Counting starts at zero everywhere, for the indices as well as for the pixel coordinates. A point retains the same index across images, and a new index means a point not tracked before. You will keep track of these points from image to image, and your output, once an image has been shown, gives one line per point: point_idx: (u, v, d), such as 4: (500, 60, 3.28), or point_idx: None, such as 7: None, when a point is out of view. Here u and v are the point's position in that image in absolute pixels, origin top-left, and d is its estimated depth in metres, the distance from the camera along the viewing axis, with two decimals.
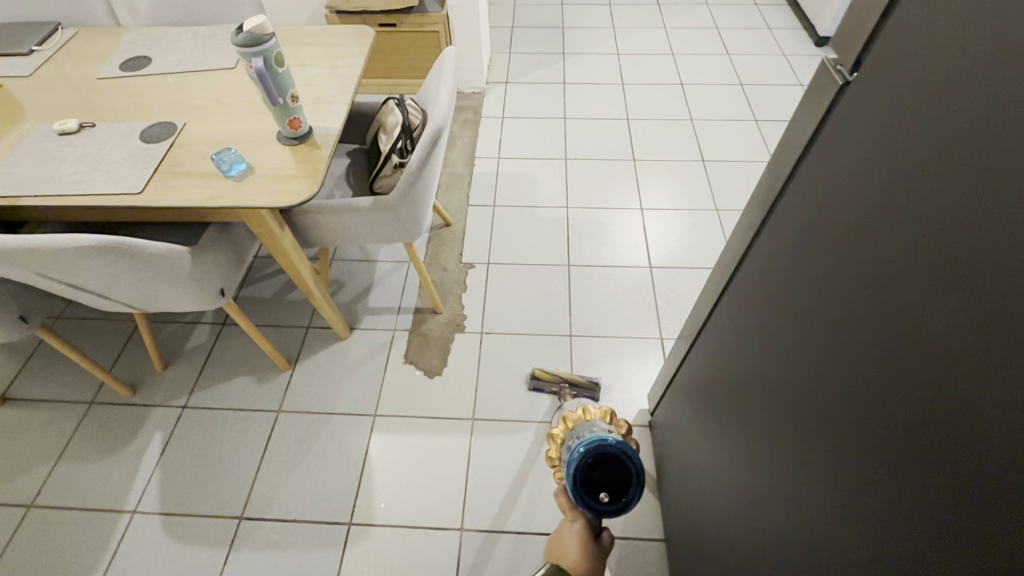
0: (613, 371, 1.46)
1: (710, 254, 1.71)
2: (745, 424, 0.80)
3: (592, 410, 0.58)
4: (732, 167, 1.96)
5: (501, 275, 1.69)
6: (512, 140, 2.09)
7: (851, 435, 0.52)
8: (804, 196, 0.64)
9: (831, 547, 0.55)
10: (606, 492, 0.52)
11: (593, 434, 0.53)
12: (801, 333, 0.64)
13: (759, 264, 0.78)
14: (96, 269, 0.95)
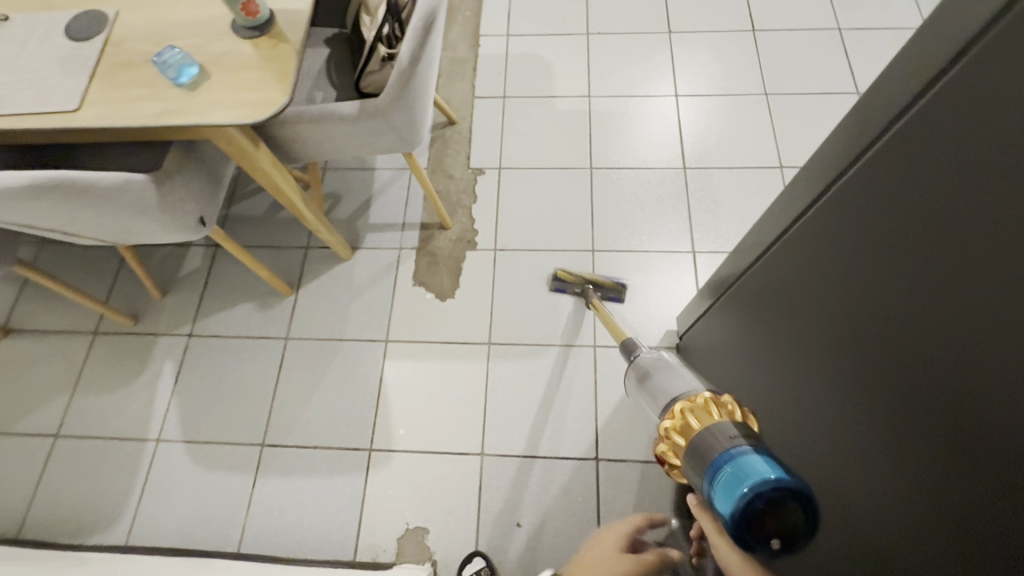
0: (638, 289, 1.35)
1: (753, 150, 1.49)
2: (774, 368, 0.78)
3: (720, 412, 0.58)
4: (787, 37, 1.64)
5: (514, 182, 1.50)
6: (523, 11, 1.75)
7: (970, 460, 0.42)
8: (921, 125, 0.46)
9: (865, 510, 0.57)
10: (777, 537, 0.48)
11: (754, 469, 0.50)
12: (847, 299, 0.58)
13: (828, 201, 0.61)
14: (51, 209, 0.83)
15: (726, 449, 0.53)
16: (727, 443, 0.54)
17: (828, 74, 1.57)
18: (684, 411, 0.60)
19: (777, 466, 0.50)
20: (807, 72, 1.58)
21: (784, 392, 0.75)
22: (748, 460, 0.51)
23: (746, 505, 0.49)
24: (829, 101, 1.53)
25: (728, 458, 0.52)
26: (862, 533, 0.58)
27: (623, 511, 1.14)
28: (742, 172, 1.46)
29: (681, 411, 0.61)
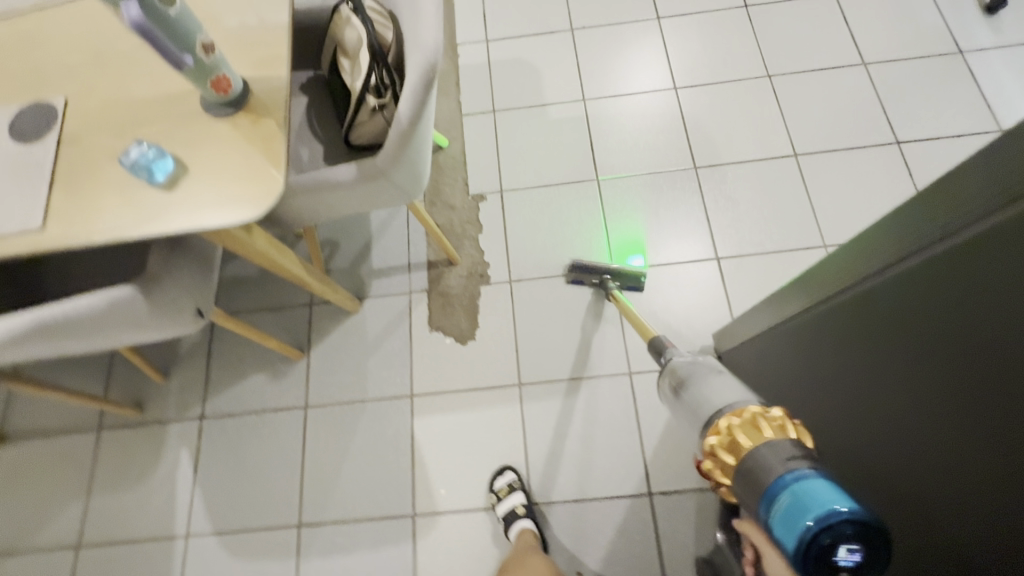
0: (666, 304, 1.29)
1: (764, 139, 1.41)
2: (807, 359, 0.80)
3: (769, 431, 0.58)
4: (782, 10, 1.55)
5: (519, 205, 1.42)
6: (499, 12, 1.63)
7: None
8: None
9: (890, 502, 0.62)
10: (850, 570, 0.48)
11: (816, 500, 0.49)
12: (925, 339, 0.55)
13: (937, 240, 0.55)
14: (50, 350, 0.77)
15: (784, 474, 0.53)
16: (782, 467, 0.54)
17: (830, 46, 1.49)
18: (730, 431, 0.61)
19: (840, 492, 0.49)
20: (807, 47, 1.50)
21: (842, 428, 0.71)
22: (809, 487, 0.50)
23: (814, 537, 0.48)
24: (834, 76, 1.46)
25: (788, 487, 0.51)
26: None
27: (683, 544, 1.11)
28: (755, 165, 1.39)
29: (727, 431, 0.62)
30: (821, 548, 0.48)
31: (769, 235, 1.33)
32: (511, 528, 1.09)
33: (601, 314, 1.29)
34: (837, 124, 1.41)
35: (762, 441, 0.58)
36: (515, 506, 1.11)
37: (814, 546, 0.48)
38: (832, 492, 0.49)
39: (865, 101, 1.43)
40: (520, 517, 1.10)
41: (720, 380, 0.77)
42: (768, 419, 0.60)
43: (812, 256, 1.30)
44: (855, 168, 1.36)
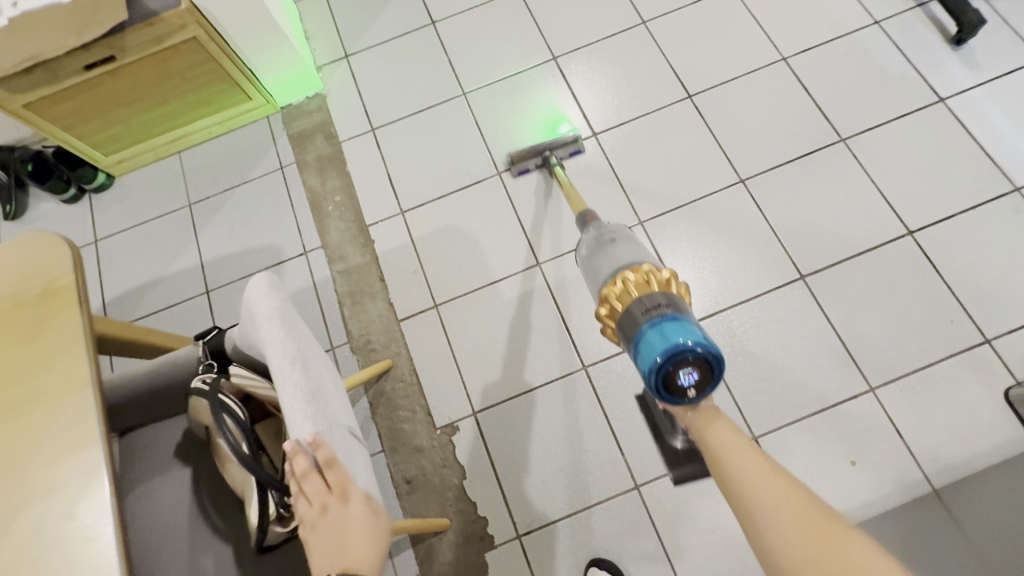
0: (715, 516, 1.04)
1: (760, 263, 1.18)
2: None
3: (655, 275, 0.61)
4: (732, 91, 1.32)
5: (502, 424, 1.14)
6: (408, 172, 1.35)
7: None
8: None
9: None
10: (692, 386, 0.55)
11: (668, 340, 0.55)
12: None
13: None
14: None
15: (652, 317, 0.57)
16: (653, 313, 0.58)
17: (798, 126, 1.27)
18: (626, 279, 0.62)
19: (704, 334, 0.56)
20: (774, 131, 1.27)
21: None
22: (677, 326, 0.56)
23: (674, 358, 0.54)
24: (814, 163, 1.24)
25: (656, 324, 0.57)
26: None
27: None
28: (760, 301, 1.16)
29: (624, 274, 0.62)
30: (666, 375, 0.55)
31: (804, 390, 1.10)
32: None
33: (641, 551, 1.04)
34: (838, 224, 1.19)
35: (648, 291, 0.60)
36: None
37: (661, 373, 0.55)
38: (696, 333, 0.55)
39: (860, 186, 1.21)
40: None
41: (620, 245, 0.72)
42: (661, 272, 0.62)
43: (862, 405, 1.07)
44: (875, 275, 1.15)
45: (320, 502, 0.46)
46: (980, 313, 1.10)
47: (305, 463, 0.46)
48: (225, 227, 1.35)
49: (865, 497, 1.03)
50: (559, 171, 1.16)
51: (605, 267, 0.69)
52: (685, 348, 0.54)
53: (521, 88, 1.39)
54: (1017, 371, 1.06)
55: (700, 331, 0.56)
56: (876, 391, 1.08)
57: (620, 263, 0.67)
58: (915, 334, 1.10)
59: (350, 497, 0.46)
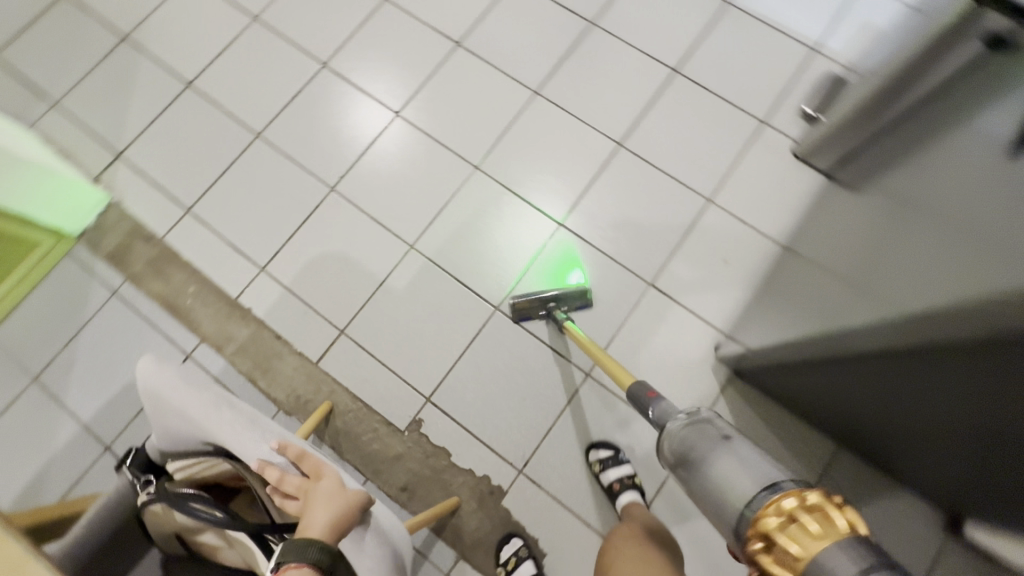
0: (653, 359, 1.21)
1: (584, 150, 1.33)
2: (785, 418, 1.16)
3: (808, 518, 0.46)
4: (490, 23, 1.43)
5: (457, 393, 1.20)
6: (247, 231, 1.31)
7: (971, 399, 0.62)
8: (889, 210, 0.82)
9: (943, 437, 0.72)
10: None
11: None
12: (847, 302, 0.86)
13: (853, 241, 0.91)
14: None
15: None
16: None
17: (554, 28, 1.42)
18: (775, 526, 0.47)
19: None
20: (540, 41, 1.41)
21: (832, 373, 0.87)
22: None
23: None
24: (582, 53, 1.40)
25: None
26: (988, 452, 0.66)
27: None
28: (600, 180, 1.31)
29: (777, 517, 0.48)
30: None
31: (666, 229, 1.28)
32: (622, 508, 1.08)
33: (618, 420, 1.18)
34: (624, 91, 1.37)
35: (815, 544, 0.44)
36: (615, 481, 1.10)
37: None
38: None
39: (623, 54, 1.39)
40: (621, 490, 1.09)
41: (732, 457, 0.58)
42: (813, 506, 0.47)
43: (710, 216, 1.28)
44: (669, 115, 1.35)
45: (299, 488, 0.55)
46: (749, 105, 1.34)
47: (276, 470, 0.55)
48: (88, 379, 1.24)
49: (746, 280, 1.24)
50: (574, 329, 1.11)
51: (724, 503, 0.55)
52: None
53: (310, 106, 1.40)
54: (793, 133, 1.32)
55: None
56: (714, 200, 1.29)
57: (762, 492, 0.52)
58: (718, 144, 1.32)
59: (324, 473, 0.57)
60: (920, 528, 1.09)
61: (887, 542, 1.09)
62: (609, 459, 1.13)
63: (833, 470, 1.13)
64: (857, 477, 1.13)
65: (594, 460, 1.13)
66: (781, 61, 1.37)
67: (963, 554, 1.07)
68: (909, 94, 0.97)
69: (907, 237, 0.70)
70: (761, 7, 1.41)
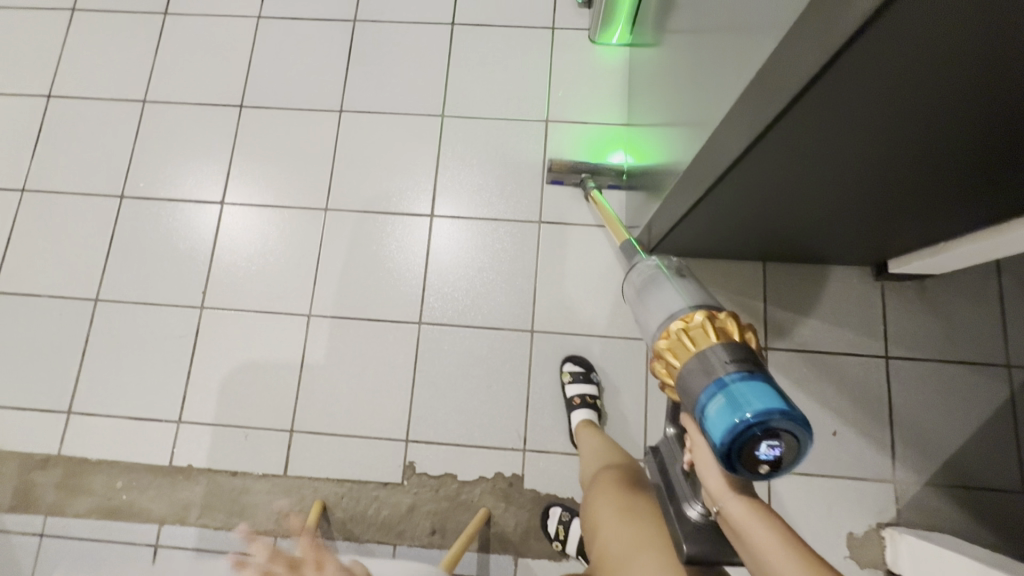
0: (579, 284, 1.22)
1: (415, 138, 1.31)
2: (722, 262, 1.21)
3: (713, 325, 0.51)
4: (260, 72, 1.36)
5: (429, 419, 1.17)
6: (142, 395, 1.20)
7: (947, 112, 0.55)
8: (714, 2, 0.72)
9: (929, 159, 0.67)
10: (766, 463, 0.47)
11: (751, 400, 0.45)
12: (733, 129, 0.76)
13: (694, 58, 0.82)
14: None
15: (729, 373, 0.47)
16: (721, 367, 0.48)
17: (323, 44, 1.37)
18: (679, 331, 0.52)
19: (780, 394, 0.46)
20: (316, 63, 1.36)
21: (783, 185, 0.80)
22: (745, 390, 0.46)
23: (739, 437, 0.45)
24: (361, 52, 1.36)
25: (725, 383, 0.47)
26: (982, 142, 0.61)
27: (816, 327, 1.17)
28: (444, 156, 1.30)
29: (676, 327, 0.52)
30: (750, 442, 0.45)
31: (526, 166, 1.28)
32: (574, 423, 1.12)
33: (580, 353, 1.19)
34: (418, 66, 1.35)
35: (703, 345, 0.50)
36: (577, 396, 1.13)
37: (749, 441, 0.45)
38: (773, 401, 0.45)
39: (399, 32, 1.36)
40: (579, 406, 1.12)
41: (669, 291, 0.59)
42: (719, 319, 0.52)
43: (556, 135, 1.30)
44: (471, 66, 1.34)
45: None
46: (534, 19, 1.36)
47: None
48: None
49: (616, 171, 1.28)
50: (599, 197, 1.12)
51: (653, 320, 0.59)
52: (746, 425, 0.45)
53: (132, 243, 1.28)
54: (583, 24, 1.35)
55: (778, 396, 0.46)
56: (551, 119, 1.31)
57: (672, 313, 0.55)
58: (526, 69, 1.34)
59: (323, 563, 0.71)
60: (864, 290, 1.18)
61: (850, 313, 1.17)
62: (579, 374, 1.16)
63: (774, 283, 1.19)
64: (798, 278, 1.19)
65: (562, 372, 1.17)
66: None
67: (901, 289, 1.17)
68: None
69: (721, 30, 0.67)
70: None
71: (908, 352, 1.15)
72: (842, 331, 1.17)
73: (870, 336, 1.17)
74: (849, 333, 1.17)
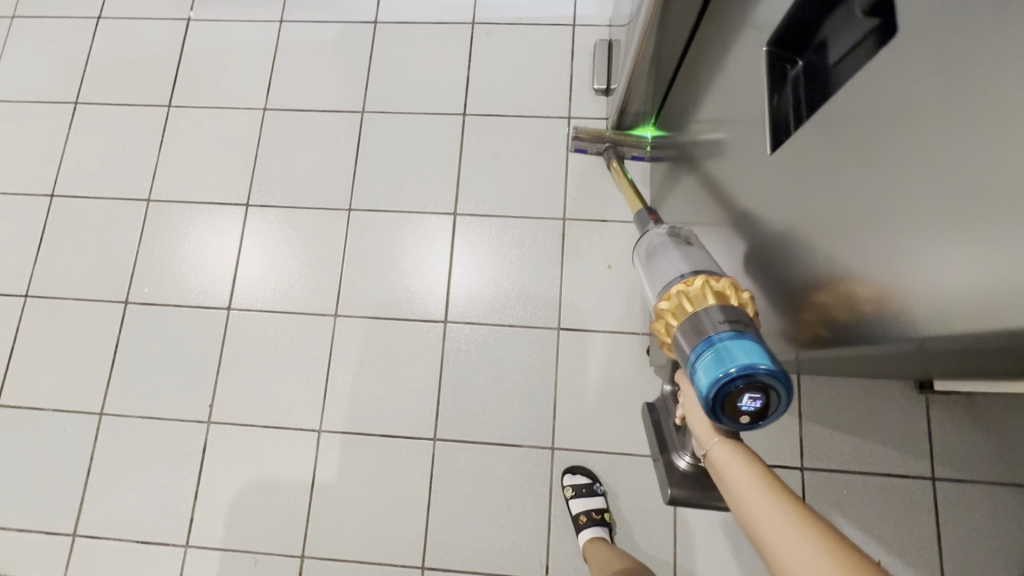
0: (601, 395, 1.16)
1: (426, 238, 1.26)
2: None
3: (713, 288, 0.55)
4: (267, 169, 1.32)
5: (445, 544, 1.12)
6: (148, 517, 1.16)
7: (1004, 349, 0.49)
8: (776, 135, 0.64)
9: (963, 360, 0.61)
10: (747, 413, 0.50)
11: (737, 353, 0.49)
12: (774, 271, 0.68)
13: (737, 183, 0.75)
14: None
15: (720, 329, 0.52)
16: (714, 326, 0.52)
17: (330, 137, 1.32)
18: (677, 292, 0.57)
19: (767, 352, 0.50)
20: (323, 158, 1.31)
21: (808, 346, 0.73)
22: (734, 345, 0.50)
23: (724, 389, 0.49)
24: (369, 146, 1.31)
25: (716, 339, 0.51)
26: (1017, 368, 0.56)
27: (855, 445, 1.11)
28: (458, 257, 1.25)
29: (676, 291, 0.57)
30: (732, 391, 0.49)
31: (543, 267, 1.23)
32: (581, 541, 1.06)
33: (603, 472, 1.13)
34: (428, 159, 1.30)
35: (702, 307, 0.54)
36: (583, 514, 1.07)
37: (729, 390, 0.49)
38: (760, 357, 0.49)
39: (408, 124, 1.31)
40: (586, 525, 1.06)
41: (675, 258, 0.65)
42: (718, 281, 0.56)
43: (573, 232, 1.24)
44: (483, 159, 1.29)
45: None
46: (548, 108, 1.30)
47: None
48: None
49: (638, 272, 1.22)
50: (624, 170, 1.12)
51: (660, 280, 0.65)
52: (730, 379, 0.48)
53: (137, 353, 1.24)
54: (599, 112, 1.29)
55: (764, 351, 0.50)
56: (569, 216, 1.25)
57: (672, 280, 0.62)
58: (541, 162, 1.28)
59: None
60: (905, 403, 1.11)
61: (891, 429, 1.10)
62: (584, 488, 1.10)
63: (808, 395, 1.13)
64: (833, 390, 1.13)
65: (565, 487, 1.10)
66: (550, 53, 1.33)
67: (947, 404, 1.10)
68: (674, 33, 0.95)
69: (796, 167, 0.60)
70: (506, 11, 1.36)
71: (955, 474, 1.08)
72: (883, 449, 1.10)
73: (914, 456, 1.09)
74: (890, 450, 1.10)
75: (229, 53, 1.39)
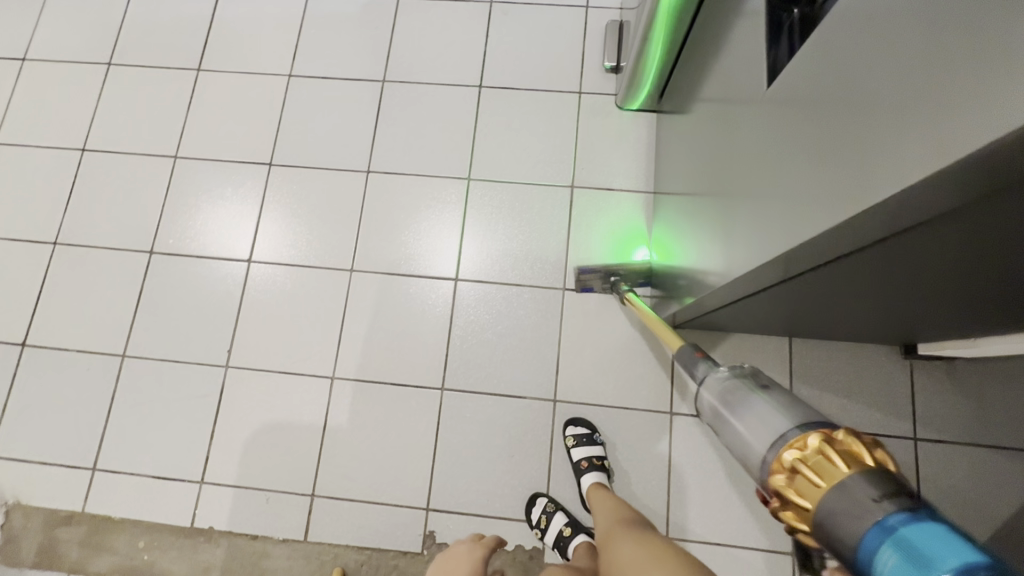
0: (603, 352, 1.22)
1: (441, 201, 1.32)
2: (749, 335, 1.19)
3: (836, 447, 0.35)
4: (290, 131, 1.38)
5: (450, 486, 1.17)
6: (165, 454, 1.22)
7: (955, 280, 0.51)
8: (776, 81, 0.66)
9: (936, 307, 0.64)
10: None
11: (931, 541, 0.28)
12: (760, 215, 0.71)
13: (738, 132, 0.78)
14: None
15: (889, 514, 0.30)
16: (874, 509, 0.31)
17: (352, 103, 1.39)
18: (796, 464, 0.36)
19: (975, 538, 0.28)
20: (344, 123, 1.38)
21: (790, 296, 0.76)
22: (919, 534, 0.29)
23: None
24: (389, 113, 1.38)
25: (887, 526, 0.30)
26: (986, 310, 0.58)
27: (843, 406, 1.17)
28: (469, 219, 1.31)
29: (791, 460, 0.36)
30: None
31: (551, 231, 1.29)
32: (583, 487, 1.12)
33: (603, 425, 1.19)
34: (445, 127, 1.36)
35: (836, 475, 0.33)
36: (584, 459, 1.12)
37: None
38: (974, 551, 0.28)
39: (427, 93, 1.38)
40: (587, 470, 1.12)
41: (759, 410, 0.43)
42: (843, 437, 0.35)
43: (581, 200, 1.30)
44: (497, 129, 1.35)
45: None
46: (560, 83, 1.37)
47: None
48: None
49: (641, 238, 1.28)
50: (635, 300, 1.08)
51: (749, 458, 0.42)
52: None
53: (159, 300, 1.30)
54: (610, 88, 1.36)
55: (965, 537, 0.28)
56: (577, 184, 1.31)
57: (784, 435, 0.39)
58: (552, 133, 1.34)
59: None
60: (891, 367, 1.17)
61: (877, 391, 1.16)
62: (584, 437, 1.15)
63: (799, 358, 1.19)
64: (824, 354, 1.19)
65: (567, 436, 1.16)
66: (564, 32, 1.40)
67: (931, 369, 1.16)
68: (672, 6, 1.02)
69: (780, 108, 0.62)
70: None
71: (937, 436, 1.14)
72: (869, 410, 1.16)
73: (899, 418, 1.15)
74: (876, 412, 1.16)
75: (257, 22, 1.45)
